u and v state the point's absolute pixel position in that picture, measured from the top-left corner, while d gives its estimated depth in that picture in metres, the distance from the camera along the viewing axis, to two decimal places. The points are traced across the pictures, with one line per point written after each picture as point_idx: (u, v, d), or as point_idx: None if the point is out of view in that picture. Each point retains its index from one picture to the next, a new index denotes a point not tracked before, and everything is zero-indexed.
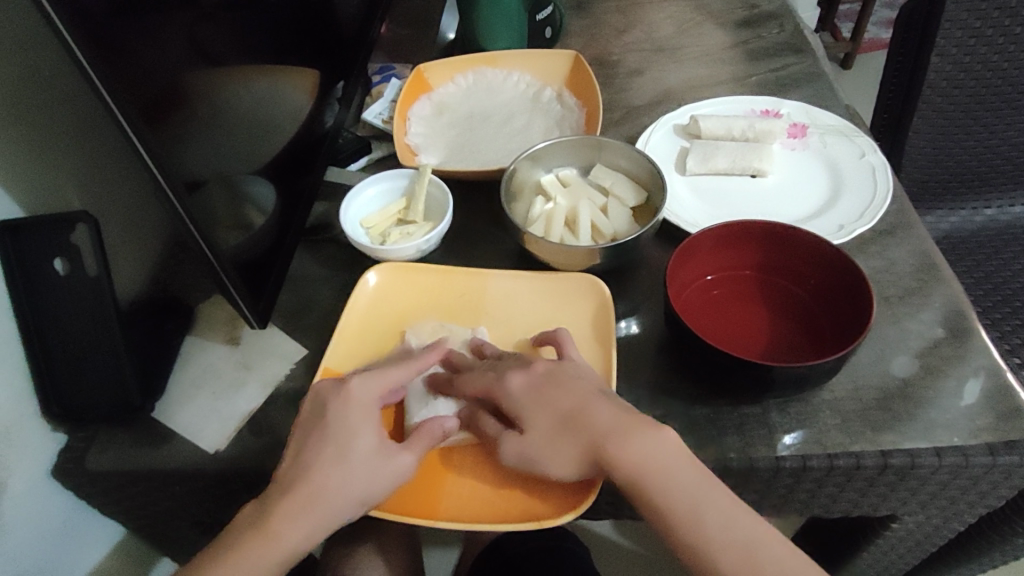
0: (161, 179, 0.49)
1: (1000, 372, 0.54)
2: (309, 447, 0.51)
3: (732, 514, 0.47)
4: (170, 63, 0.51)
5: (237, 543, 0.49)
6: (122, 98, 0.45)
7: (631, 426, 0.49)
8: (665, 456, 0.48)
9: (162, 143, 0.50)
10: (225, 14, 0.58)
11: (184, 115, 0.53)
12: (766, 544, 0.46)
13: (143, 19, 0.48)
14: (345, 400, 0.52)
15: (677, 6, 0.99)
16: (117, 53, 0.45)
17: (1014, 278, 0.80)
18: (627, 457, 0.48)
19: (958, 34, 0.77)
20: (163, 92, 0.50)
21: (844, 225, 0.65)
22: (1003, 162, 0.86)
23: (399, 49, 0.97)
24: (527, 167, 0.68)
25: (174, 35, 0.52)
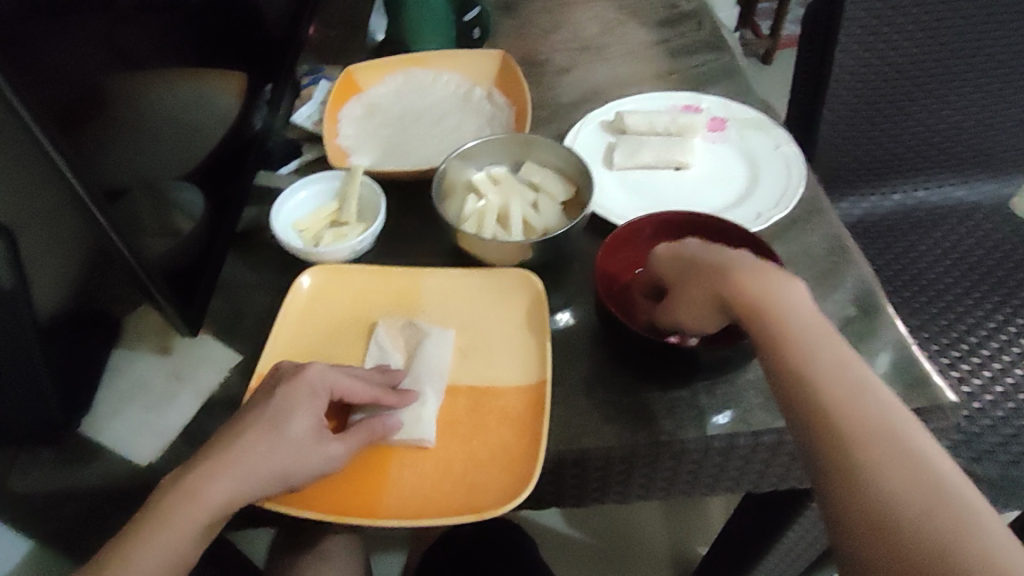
0: (80, 189, 0.48)
1: (905, 343, 0.58)
2: (246, 420, 0.50)
3: (842, 362, 0.47)
4: (86, 70, 0.50)
5: (157, 507, 0.47)
6: (37, 109, 0.44)
7: (769, 272, 0.51)
8: (787, 298, 0.50)
9: (82, 153, 0.49)
10: (145, 17, 0.56)
11: (103, 122, 0.52)
12: (872, 393, 0.45)
13: (57, 26, 0.47)
14: (294, 381, 0.51)
15: (601, 6, 1.01)
16: (29, 62, 0.44)
17: (922, 258, 0.86)
18: (752, 287, 0.50)
19: (859, 32, 0.81)
20: (80, 100, 0.49)
21: (762, 213, 0.68)
22: (907, 150, 0.92)
23: (327, 51, 0.96)
24: (457, 166, 0.69)
25: (93, 39, 0.50)
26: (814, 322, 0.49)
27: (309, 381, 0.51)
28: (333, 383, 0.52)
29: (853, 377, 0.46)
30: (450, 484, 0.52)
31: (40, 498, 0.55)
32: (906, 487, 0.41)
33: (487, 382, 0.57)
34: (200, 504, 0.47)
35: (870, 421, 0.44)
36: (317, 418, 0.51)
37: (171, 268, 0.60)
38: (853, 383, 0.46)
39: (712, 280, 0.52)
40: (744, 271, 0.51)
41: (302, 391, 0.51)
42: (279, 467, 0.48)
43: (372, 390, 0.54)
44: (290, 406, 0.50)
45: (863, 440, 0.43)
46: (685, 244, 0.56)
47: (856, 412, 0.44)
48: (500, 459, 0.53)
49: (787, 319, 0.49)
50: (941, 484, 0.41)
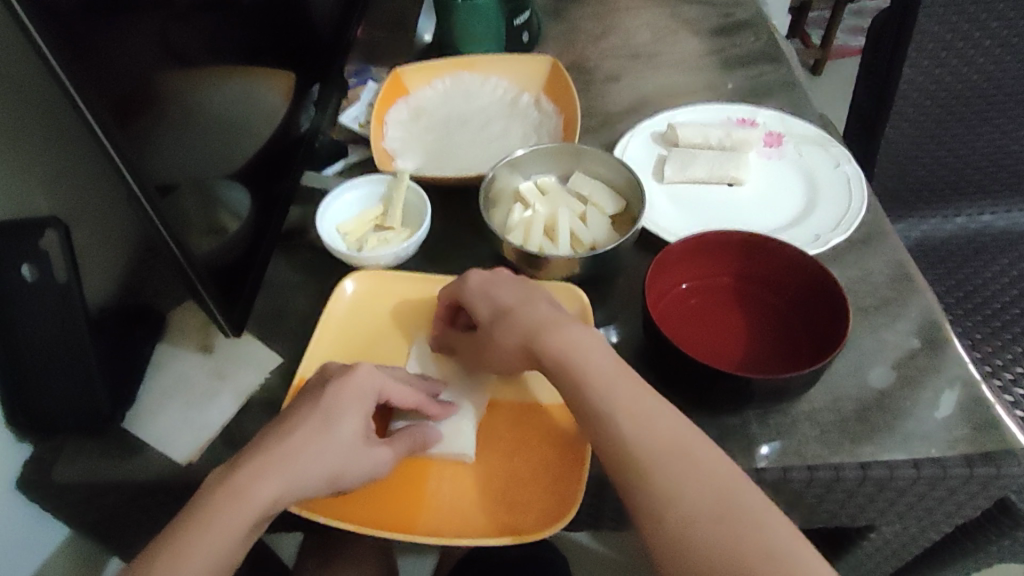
0: (132, 184, 0.48)
1: (974, 383, 0.56)
2: (295, 418, 0.49)
3: (644, 402, 0.47)
4: (141, 63, 0.50)
5: (204, 506, 0.46)
6: (92, 94, 0.44)
7: (563, 322, 0.52)
8: (592, 347, 0.50)
9: (135, 147, 0.49)
10: (198, 14, 0.56)
11: (156, 117, 0.52)
12: (679, 433, 0.46)
13: (116, 16, 0.47)
14: (343, 381, 0.50)
15: (653, 14, 0.99)
16: (88, 52, 0.44)
17: (985, 287, 0.82)
18: (556, 342, 0.50)
19: (930, 46, 0.80)
20: (133, 93, 0.49)
21: (821, 235, 0.66)
22: (969, 171, 0.89)
23: (375, 51, 0.96)
24: (505, 174, 0.67)
25: (147, 31, 0.50)
26: (603, 363, 0.49)
27: (358, 384, 0.50)
28: (382, 386, 0.51)
29: (622, 410, 0.47)
30: (493, 501, 0.50)
31: (84, 490, 0.56)
32: (666, 505, 0.43)
33: (531, 398, 0.56)
34: (246, 505, 0.46)
35: (656, 443, 0.45)
36: (365, 423, 0.50)
37: (216, 267, 0.60)
38: (629, 407, 0.47)
39: (526, 333, 0.52)
40: (552, 329, 0.51)
41: (351, 394, 0.50)
42: (326, 473, 0.47)
43: (417, 396, 0.53)
44: (339, 408, 0.49)
45: (644, 465, 0.45)
46: (490, 287, 0.55)
47: (639, 434, 0.46)
48: (546, 476, 0.51)
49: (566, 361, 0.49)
50: (724, 501, 0.43)
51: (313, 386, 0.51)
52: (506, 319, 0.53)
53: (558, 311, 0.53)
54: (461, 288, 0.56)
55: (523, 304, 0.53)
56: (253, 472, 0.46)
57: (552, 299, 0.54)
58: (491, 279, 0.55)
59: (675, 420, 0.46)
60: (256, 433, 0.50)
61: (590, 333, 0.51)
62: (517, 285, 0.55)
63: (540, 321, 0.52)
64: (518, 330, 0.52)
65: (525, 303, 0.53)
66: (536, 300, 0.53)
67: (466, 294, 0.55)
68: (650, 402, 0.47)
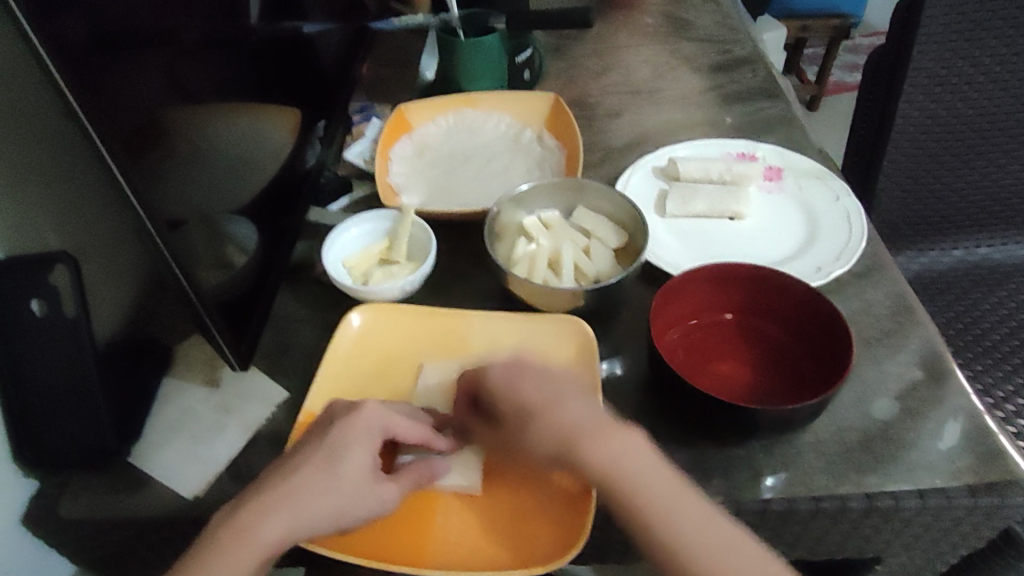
0: (142, 215, 0.49)
1: (977, 414, 0.56)
2: (303, 453, 0.49)
3: (701, 520, 0.48)
4: (153, 100, 0.51)
5: (212, 545, 0.46)
6: (103, 129, 0.45)
7: (607, 429, 0.50)
8: (628, 460, 0.49)
9: (146, 180, 0.50)
10: (206, 54, 0.58)
11: (167, 151, 0.53)
12: (734, 546, 0.47)
13: (130, 54, 0.49)
14: (350, 417, 0.50)
15: (652, 51, 1.02)
16: (102, 89, 0.46)
17: (983, 318, 0.83)
18: (601, 458, 0.49)
19: (925, 82, 0.82)
20: (145, 128, 0.50)
21: (822, 267, 0.66)
22: (966, 204, 0.90)
23: (380, 88, 0.98)
24: (509, 209, 0.68)
25: (157, 69, 0.52)
26: (626, 478, 0.48)
27: (365, 420, 0.50)
28: (388, 421, 0.51)
29: (706, 524, 0.47)
30: (502, 538, 0.50)
31: (89, 526, 0.55)
32: None
33: None
34: (254, 543, 0.46)
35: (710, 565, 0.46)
36: (374, 458, 0.50)
37: (224, 302, 0.60)
38: (685, 524, 0.47)
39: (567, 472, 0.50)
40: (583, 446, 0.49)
41: (359, 429, 0.50)
42: (334, 508, 0.47)
43: (425, 430, 0.52)
44: (345, 442, 0.49)
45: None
46: (502, 391, 0.53)
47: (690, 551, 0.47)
48: (556, 509, 0.51)
49: (631, 481, 0.48)
50: None
51: (320, 421, 0.52)
52: (540, 422, 0.51)
53: (593, 409, 0.52)
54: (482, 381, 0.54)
55: (554, 402, 0.52)
56: (258, 509, 0.47)
57: (583, 394, 0.53)
58: (517, 371, 0.54)
59: (712, 520, 0.48)
60: (262, 472, 0.50)
61: (631, 440, 0.50)
62: (540, 375, 0.54)
63: (580, 428, 0.50)
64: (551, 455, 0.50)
65: (567, 405, 0.52)
66: (567, 398, 0.52)
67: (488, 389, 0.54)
68: (712, 521, 0.48)
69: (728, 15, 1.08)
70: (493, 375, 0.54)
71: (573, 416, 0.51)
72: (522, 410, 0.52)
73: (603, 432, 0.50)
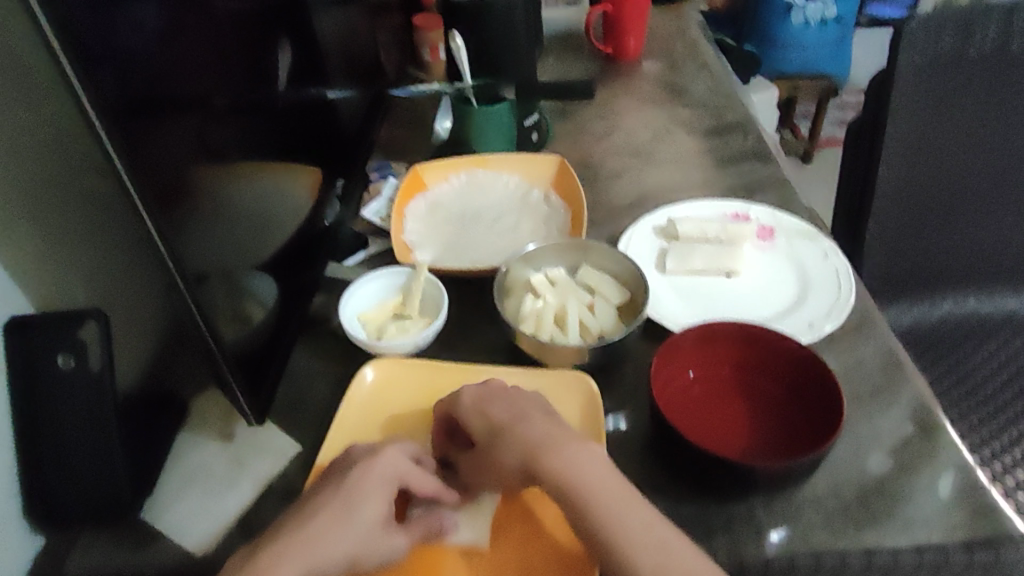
0: (172, 269, 0.52)
1: (969, 469, 0.58)
2: (322, 499, 0.52)
3: (649, 523, 0.50)
4: (188, 160, 0.54)
5: None
6: (144, 187, 0.48)
7: (562, 442, 0.54)
8: (584, 468, 0.53)
9: (179, 234, 0.53)
10: (235, 116, 0.62)
11: (198, 208, 0.56)
12: (680, 550, 0.49)
13: (170, 119, 0.52)
14: (369, 466, 0.53)
15: (650, 116, 1.07)
16: (146, 152, 0.49)
17: (976, 372, 0.87)
18: (557, 466, 0.53)
19: (905, 150, 0.87)
20: (180, 187, 0.53)
21: (815, 323, 0.70)
22: (954, 262, 0.94)
23: (392, 149, 1.03)
24: (518, 266, 0.72)
25: (193, 130, 0.55)
26: (575, 477, 0.52)
27: (381, 470, 0.53)
28: (403, 473, 0.54)
29: (648, 527, 0.49)
30: None
31: None
32: None
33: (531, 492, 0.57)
34: None
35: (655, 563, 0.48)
36: (387, 509, 0.52)
37: (244, 355, 0.63)
38: (629, 523, 0.50)
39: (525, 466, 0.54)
40: (542, 452, 0.54)
41: (376, 479, 0.52)
42: (349, 553, 0.49)
43: (436, 483, 0.55)
44: (363, 491, 0.52)
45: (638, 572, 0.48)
46: (486, 402, 0.58)
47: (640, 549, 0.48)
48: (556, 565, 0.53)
49: (576, 478, 0.52)
50: None
51: (338, 470, 0.54)
52: (501, 434, 0.56)
53: (554, 427, 0.56)
54: (455, 403, 0.59)
55: (518, 422, 0.56)
56: (277, 552, 0.48)
57: (548, 415, 0.58)
58: (487, 396, 0.59)
59: (660, 525, 0.50)
60: (279, 518, 0.52)
61: (590, 455, 0.54)
62: (508, 398, 0.59)
63: (540, 443, 0.54)
64: (514, 451, 0.54)
65: (527, 420, 0.56)
66: (530, 416, 0.57)
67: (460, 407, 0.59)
68: (656, 525, 0.50)
69: (720, 82, 1.14)
70: (466, 399, 0.59)
71: (534, 432, 0.55)
72: (489, 429, 0.57)
73: (566, 444, 0.54)
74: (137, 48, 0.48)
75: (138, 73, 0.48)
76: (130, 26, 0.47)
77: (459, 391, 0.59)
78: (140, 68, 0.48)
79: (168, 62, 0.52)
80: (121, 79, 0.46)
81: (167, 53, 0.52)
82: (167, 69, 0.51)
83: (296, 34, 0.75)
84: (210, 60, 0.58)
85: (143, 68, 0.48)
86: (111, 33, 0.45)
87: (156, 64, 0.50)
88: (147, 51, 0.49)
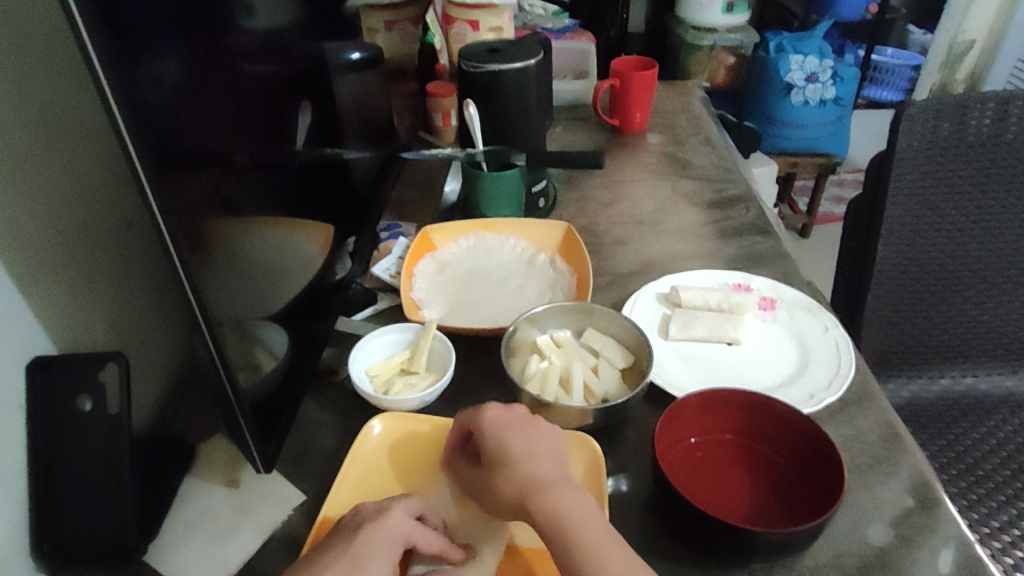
0: (196, 308, 0.54)
1: (968, 543, 0.59)
2: (327, 555, 0.52)
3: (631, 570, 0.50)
4: (209, 209, 0.57)
5: None
6: (172, 231, 0.51)
7: (563, 483, 0.54)
8: (580, 509, 0.53)
9: (201, 277, 0.56)
10: (252, 170, 0.65)
11: (215, 256, 0.58)
12: None
13: (198, 169, 0.55)
14: (376, 525, 0.53)
15: (655, 186, 1.11)
16: (177, 198, 0.52)
17: (974, 449, 0.87)
18: (553, 501, 0.53)
19: (901, 229, 0.90)
20: (202, 233, 0.56)
21: (814, 395, 0.71)
22: (952, 339, 0.96)
23: (404, 209, 1.06)
24: (524, 327, 0.74)
25: (211, 179, 0.58)
26: (568, 516, 0.52)
27: (389, 528, 0.53)
28: (410, 531, 0.54)
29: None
30: None
31: None
32: None
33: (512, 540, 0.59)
34: None
35: None
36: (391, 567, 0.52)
37: (254, 402, 0.64)
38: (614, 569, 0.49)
39: (523, 498, 0.54)
40: (542, 488, 0.54)
41: (384, 536, 0.53)
42: None
43: (442, 541, 0.55)
44: (369, 549, 0.52)
45: None
46: (507, 428, 0.58)
47: None
48: None
49: (569, 517, 0.52)
50: None
51: (346, 526, 0.55)
52: (510, 466, 0.56)
53: (559, 466, 0.56)
54: (477, 423, 0.59)
55: (528, 456, 0.56)
56: None
57: (557, 453, 0.58)
58: (505, 424, 0.59)
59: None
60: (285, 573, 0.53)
61: (586, 499, 0.54)
62: (527, 430, 0.59)
63: (543, 479, 0.54)
64: (517, 483, 0.55)
65: (538, 457, 0.56)
66: (540, 452, 0.57)
67: (480, 428, 0.59)
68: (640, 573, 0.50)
69: (722, 157, 1.18)
70: (486, 421, 0.59)
71: (542, 466, 0.56)
72: (499, 455, 0.57)
73: (566, 485, 0.54)
74: (163, 101, 0.50)
75: (163, 124, 0.50)
76: (157, 81, 0.50)
77: (481, 413, 0.60)
78: (165, 119, 0.50)
79: (190, 115, 0.54)
80: (154, 129, 0.49)
81: (190, 106, 0.54)
82: (189, 121, 0.54)
83: (316, 98, 0.79)
84: (229, 115, 0.60)
85: (172, 121, 0.51)
86: (143, 87, 0.48)
87: (180, 116, 0.53)
88: (176, 107, 0.52)
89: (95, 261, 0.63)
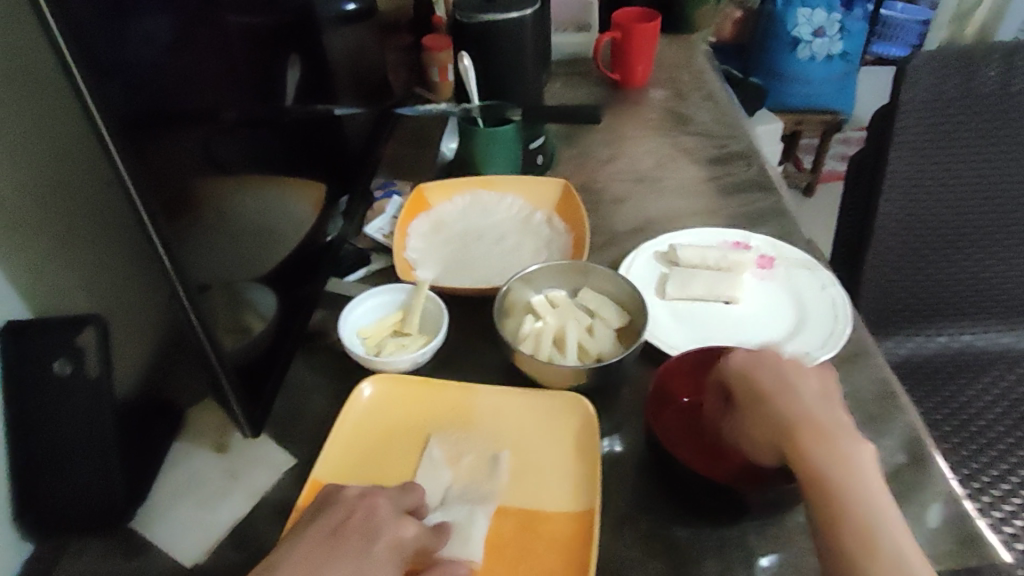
0: (174, 279, 0.52)
1: (956, 497, 0.58)
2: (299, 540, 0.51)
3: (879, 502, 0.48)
4: (191, 173, 0.54)
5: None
6: (145, 200, 0.48)
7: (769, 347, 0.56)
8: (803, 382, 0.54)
9: (181, 245, 0.53)
10: (239, 130, 0.62)
11: (199, 221, 0.56)
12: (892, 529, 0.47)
13: (180, 132, 0.53)
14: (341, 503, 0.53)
15: (655, 143, 1.08)
16: (154, 164, 0.50)
17: (969, 405, 0.87)
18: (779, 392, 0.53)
19: (903, 184, 0.87)
20: (184, 198, 0.54)
21: (811, 352, 0.70)
22: (954, 297, 0.95)
23: (398, 168, 1.04)
24: (519, 287, 0.72)
25: (198, 141, 0.55)
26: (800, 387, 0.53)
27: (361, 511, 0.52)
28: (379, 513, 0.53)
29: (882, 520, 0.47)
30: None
31: None
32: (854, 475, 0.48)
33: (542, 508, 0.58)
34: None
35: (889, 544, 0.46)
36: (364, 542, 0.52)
37: (243, 365, 0.63)
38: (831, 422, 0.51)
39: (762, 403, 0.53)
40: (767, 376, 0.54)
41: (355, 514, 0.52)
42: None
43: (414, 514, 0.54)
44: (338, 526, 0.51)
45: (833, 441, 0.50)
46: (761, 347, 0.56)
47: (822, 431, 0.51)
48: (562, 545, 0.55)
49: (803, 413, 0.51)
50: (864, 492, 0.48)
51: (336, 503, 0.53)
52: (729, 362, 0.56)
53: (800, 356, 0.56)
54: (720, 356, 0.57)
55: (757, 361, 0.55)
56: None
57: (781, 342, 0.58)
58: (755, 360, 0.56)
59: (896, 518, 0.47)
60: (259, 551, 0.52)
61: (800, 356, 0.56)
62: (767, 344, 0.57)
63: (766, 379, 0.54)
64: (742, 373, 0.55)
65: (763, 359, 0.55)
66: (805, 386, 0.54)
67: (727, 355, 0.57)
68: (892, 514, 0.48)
69: (725, 112, 1.15)
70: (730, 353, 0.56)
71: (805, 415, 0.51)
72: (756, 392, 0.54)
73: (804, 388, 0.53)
74: (145, 59, 0.48)
75: (148, 85, 0.48)
76: (141, 39, 0.48)
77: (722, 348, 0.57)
78: (150, 79, 0.49)
79: (177, 74, 0.52)
80: (132, 90, 0.47)
81: (176, 65, 0.52)
82: (176, 81, 0.52)
83: (305, 53, 0.76)
84: (218, 72, 0.58)
85: (155, 81, 0.49)
86: (127, 48, 0.46)
87: (165, 77, 0.51)
88: (161, 64, 0.50)
89: (72, 223, 0.61)
